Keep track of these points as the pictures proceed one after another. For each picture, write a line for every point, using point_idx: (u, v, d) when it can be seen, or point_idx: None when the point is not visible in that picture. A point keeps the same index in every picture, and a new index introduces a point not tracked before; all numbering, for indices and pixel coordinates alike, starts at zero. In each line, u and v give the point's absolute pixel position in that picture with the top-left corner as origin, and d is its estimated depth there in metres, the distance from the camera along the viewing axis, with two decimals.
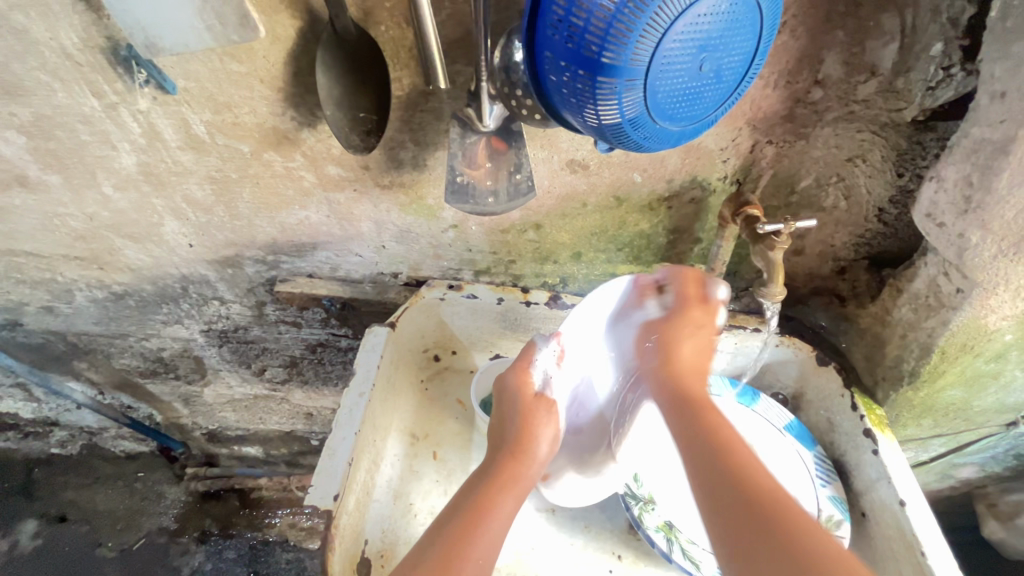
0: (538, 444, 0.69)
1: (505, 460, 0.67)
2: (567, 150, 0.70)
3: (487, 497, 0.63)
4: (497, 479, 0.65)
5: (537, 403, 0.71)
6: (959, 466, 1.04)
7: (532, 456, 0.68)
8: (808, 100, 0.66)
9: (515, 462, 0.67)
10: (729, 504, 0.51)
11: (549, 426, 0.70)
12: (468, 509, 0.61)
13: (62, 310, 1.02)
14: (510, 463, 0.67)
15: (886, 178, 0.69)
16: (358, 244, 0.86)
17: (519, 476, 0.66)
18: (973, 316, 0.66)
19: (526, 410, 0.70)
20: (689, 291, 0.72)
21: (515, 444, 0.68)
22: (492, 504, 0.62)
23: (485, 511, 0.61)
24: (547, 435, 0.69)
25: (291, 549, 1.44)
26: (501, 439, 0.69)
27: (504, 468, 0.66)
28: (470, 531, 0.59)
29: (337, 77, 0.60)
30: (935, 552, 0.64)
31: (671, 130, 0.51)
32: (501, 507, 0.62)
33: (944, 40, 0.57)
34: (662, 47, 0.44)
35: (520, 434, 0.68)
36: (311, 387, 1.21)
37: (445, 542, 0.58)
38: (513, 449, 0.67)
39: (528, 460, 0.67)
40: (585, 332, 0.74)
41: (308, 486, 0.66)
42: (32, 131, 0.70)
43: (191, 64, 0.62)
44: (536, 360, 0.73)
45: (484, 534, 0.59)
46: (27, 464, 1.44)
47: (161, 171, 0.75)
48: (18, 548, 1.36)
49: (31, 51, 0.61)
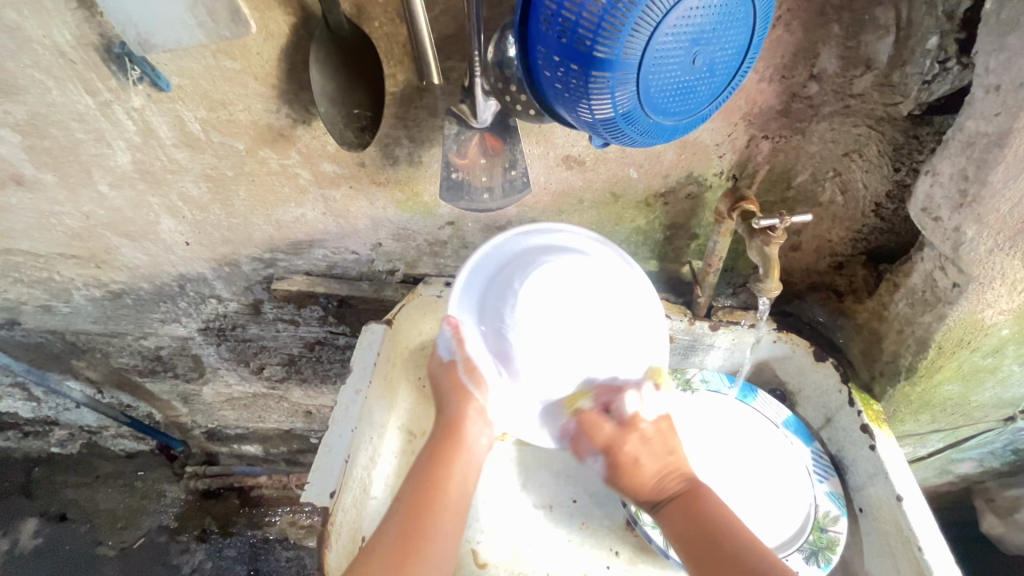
0: (468, 410, 0.71)
1: (443, 436, 0.69)
2: (563, 146, 0.70)
3: (435, 474, 0.66)
4: (442, 455, 0.67)
5: (461, 368, 0.72)
6: (956, 461, 1.04)
7: (468, 424, 0.70)
8: (803, 94, 0.66)
9: (453, 435, 0.69)
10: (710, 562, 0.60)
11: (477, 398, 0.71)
12: (415, 493, 0.64)
13: (60, 309, 1.02)
14: (447, 442, 0.68)
15: (883, 173, 0.69)
16: (354, 242, 0.86)
17: (459, 446, 0.69)
18: (970, 310, 0.66)
19: (452, 385, 0.72)
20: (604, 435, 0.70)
21: (449, 416, 0.70)
22: (436, 492, 0.64)
23: (437, 490, 0.64)
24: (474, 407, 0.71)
25: (291, 548, 1.45)
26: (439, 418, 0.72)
27: (445, 444, 0.68)
28: (421, 517, 0.61)
29: (330, 73, 0.60)
30: (933, 548, 0.64)
31: (664, 124, 0.51)
32: (449, 482, 0.66)
33: (940, 33, 0.57)
34: (654, 41, 0.43)
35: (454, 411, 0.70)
36: (310, 385, 1.21)
37: (397, 531, 0.60)
38: (448, 423, 0.70)
39: (463, 429, 0.70)
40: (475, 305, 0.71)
41: (305, 484, 0.67)
42: (27, 130, 0.70)
43: (184, 61, 0.62)
44: (442, 343, 0.73)
45: (439, 514, 0.62)
46: (27, 463, 1.44)
47: (156, 169, 0.75)
48: (18, 547, 1.36)
49: (24, 49, 0.61)
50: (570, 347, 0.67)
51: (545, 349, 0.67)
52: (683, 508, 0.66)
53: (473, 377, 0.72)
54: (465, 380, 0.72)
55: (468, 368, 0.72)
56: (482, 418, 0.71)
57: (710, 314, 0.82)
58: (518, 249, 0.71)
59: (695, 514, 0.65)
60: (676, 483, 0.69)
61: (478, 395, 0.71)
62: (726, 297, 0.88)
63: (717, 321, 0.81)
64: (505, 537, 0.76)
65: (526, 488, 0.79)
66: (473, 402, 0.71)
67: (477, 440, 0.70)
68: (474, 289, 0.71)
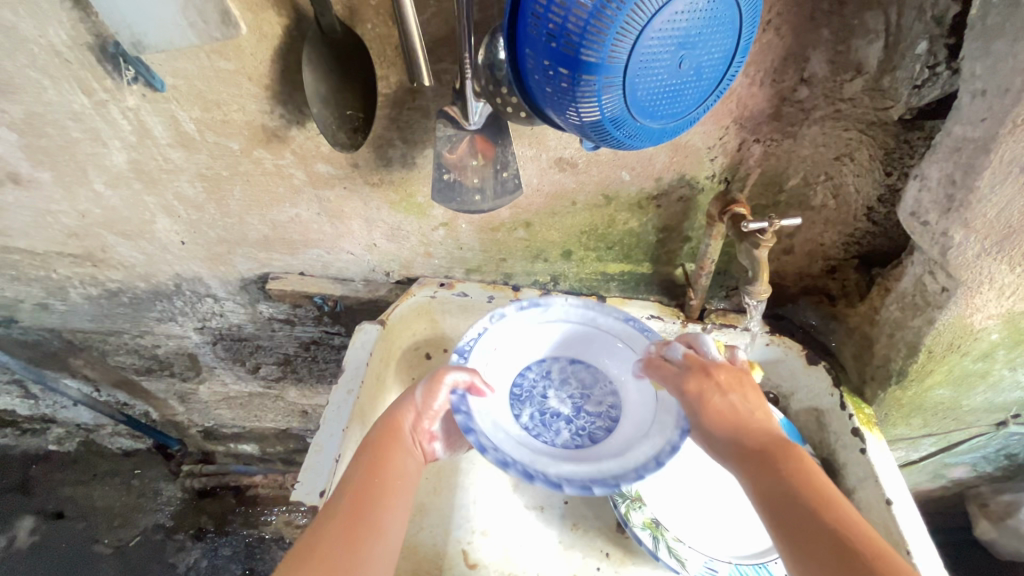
0: (411, 406, 0.65)
1: (382, 426, 0.65)
2: (555, 148, 0.70)
3: (372, 465, 0.60)
4: (382, 444, 0.63)
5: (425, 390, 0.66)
6: (951, 466, 1.04)
7: (405, 420, 0.65)
8: (794, 98, 0.67)
9: (392, 427, 0.64)
10: (826, 557, 0.48)
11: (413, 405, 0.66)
12: (359, 479, 0.59)
13: (57, 307, 1.02)
14: (387, 433, 0.64)
15: (875, 177, 0.69)
16: (349, 242, 0.86)
17: (396, 440, 0.63)
18: (959, 315, 0.66)
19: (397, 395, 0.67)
20: (663, 370, 0.69)
21: (387, 413, 0.66)
22: (381, 479, 0.60)
23: (381, 474, 0.60)
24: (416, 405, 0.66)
25: (286, 547, 1.43)
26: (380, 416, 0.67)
27: (383, 436, 0.64)
28: (368, 505, 0.57)
29: (323, 74, 0.60)
30: (921, 551, 0.64)
31: (652, 127, 0.51)
32: (387, 472, 0.60)
33: (929, 39, 0.57)
34: (640, 45, 0.44)
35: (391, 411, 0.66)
36: (306, 385, 1.21)
37: (343, 513, 0.56)
38: (388, 419, 0.65)
39: (399, 421, 0.65)
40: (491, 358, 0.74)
41: (295, 482, 0.67)
42: (23, 129, 0.71)
43: (179, 62, 0.62)
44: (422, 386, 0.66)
45: (382, 500, 0.58)
46: (24, 460, 1.44)
47: (152, 169, 0.76)
48: (15, 544, 1.36)
49: (20, 49, 0.62)
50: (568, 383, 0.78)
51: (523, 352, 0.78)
52: (775, 472, 0.56)
53: (429, 387, 0.66)
54: (424, 387, 0.66)
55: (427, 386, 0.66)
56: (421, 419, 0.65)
57: (703, 317, 0.83)
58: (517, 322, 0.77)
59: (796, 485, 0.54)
60: (757, 440, 0.60)
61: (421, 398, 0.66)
62: (719, 300, 0.89)
63: (710, 324, 0.82)
64: (495, 538, 0.76)
65: (518, 489, 0.79)
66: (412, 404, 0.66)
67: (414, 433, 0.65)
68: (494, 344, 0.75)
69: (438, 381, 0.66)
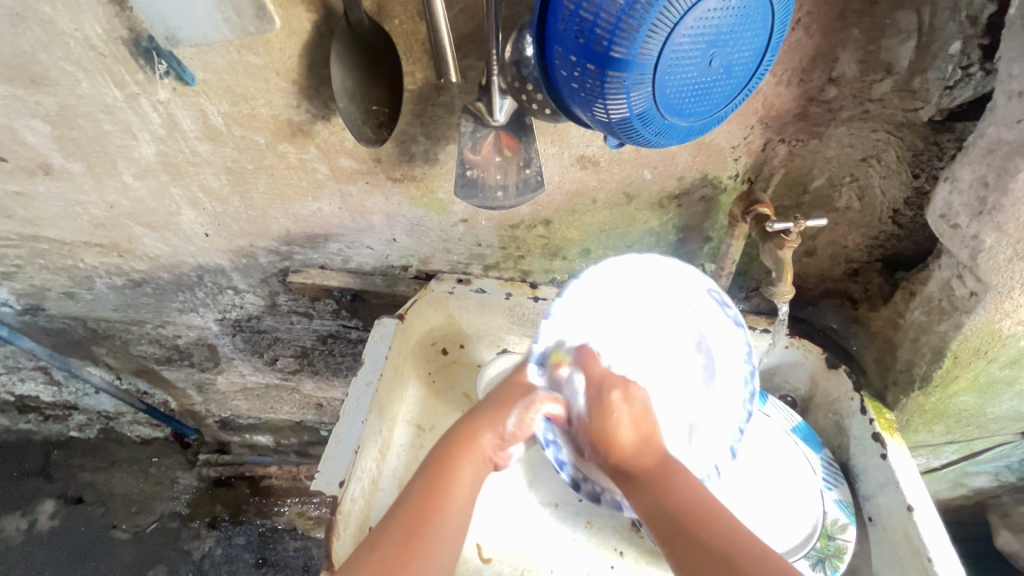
0: (495, 428, 0.68)
1: (457, 440, 0.67)
2: (578, 146, 0.70)
3: (439, 480, 0.63)
4: (454, 459, 0.65)
5: (518, 408, 0.68)
6: (972, 475, 1.02)
7: (483, 439, 0.67)
8: (821, 98, 0.66)
9: (468, 443, 0.66)
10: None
11: (494, 429, 0.68)
12: (422, 492, 0.62)
13: (83, 296, 1.04)
14: (461, 447, 0.66)
15: (902, 179, 0.68)
16: (369, 237, 0.87)
17: (469, 457, 0.65)
18: (987, 320, 0.65)
19: (478, 409, 0.70)
20: (595, 368, 0.71)
21: (466, 426, 0.68)
22: (442, 495, 0.62)
23: (444, 493, 0.62)
24: (496, 428, 0.68)
25: (298, 538, 1.47)
26: (452, 428, 0.69)
27: (456, 451, 0.66)
28: (427, 520, 0.60)
29: (351, 69, 0.61)
30: (943, 558, 0.63)
31: (680, 125, 0.51)
32: (454, 489, 0.63)
33: (962, 39, 0.56)
34: (670, 43, 0.44)
35: (468, 427, 0.68)
36: (322, 378, 1.23)
37: (402, 525, 0.59)
38: (465, 434, 0.67)
39: (478, 441, 0.67)
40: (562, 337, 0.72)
41: (316, 472, 0.69)
42: (57, 120, 0.72)
43: (210, 56, 0.64)
44: (513, 408, 0.68)
45: (440, 521, 0.60)
46: (46, 446, 1.48)
47: (179, 161, 0.77)
48: (36, 527, 1.39)
49: (56, 42, 0.63)
50: (645, 358, 0.75)
51: (592, 325, 0.73)
52: (660, 494, 0.63)
53: (521, 414, 0.68)
54: (515, 414, 0.68)
55: (523, 408, 0.68)
56: (502, 438, 0.68)
57: None
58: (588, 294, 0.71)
59: (678, 504, 0.62)
60: (648, 461, 0.66)
61: (509, 423, 0.68)
62: (738, 301, 0.89)
63: None
64: (510, 533, 0.76)
65: (533, 487, 0.79)
66: (493, 425, 0.68)
67: (486, 454, 0.67)
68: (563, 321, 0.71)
69: (530, 407, 0.69)
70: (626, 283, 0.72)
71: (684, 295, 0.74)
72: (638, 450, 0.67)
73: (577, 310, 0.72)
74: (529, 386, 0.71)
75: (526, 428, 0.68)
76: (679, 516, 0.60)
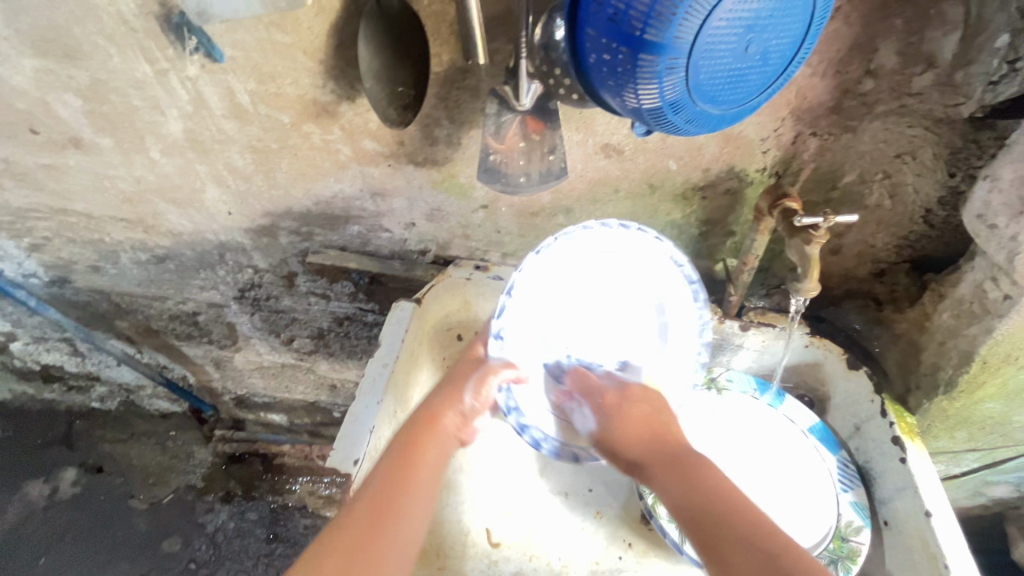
0: (453, 405, 0.67)
1: (420, 420, 0.66)
2: (603, 134, 0.69)
3: (403, 459, 0.62)
4: (414, 438, 0.64)
5: (473, 379, 0.69)
6: (992, 484, 1.00)
7: (444, 416, 0.67)
8: (857, 90, 0.64)
9: (431, 422, 0.66)
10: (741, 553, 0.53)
11: (454, 409, 0.67)
12: (387, 471, 0.61)
13: (108, 270, 1.07)
14: (424, 427, 0.66)
15: (937, 177, 0.67)
16: (389, 221, 0.87)
17: (433, 435, 0.65)
18: (1019, 325, 0.64)
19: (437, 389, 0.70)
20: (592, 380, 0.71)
21: (425, 405, 0.68)
22: (406, 476, 0.61)
23: (410, 470, 0.62)
24: (455, 407, 0.67)
25: (308, 516, 1.49)
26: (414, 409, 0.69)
27: (420, 429, 0.65)
28: (395, 498, 0.59)
29: (377, 50, 0.61)
30: (960, 564, 0.62)
31: (712, 113, 0.50)
32: (420, 467, 0.62)
33: (1011, 32, 0.54)
34: (707, 27, 0.43)
35: (429, 408, 0.67)
36: (337, 359, 1.24)
37: (366, 505, 0.58)
38: (427, 413, 0.67)
39: (440, 420, 0.66)
40: (519, 311, 0.71)
41: (331, 449, 0.69)
42: (88, 95, 0.73)
43: (239, 34, 0.64)
44: (469, 382, 0.69)
45: (405, 499, 0.60)
46: (69, 416, 1.51)
47: (205, 139, 0.78)
48: (58, 494, 1.44)
49: (90, 16, 0.64)
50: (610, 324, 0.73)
51: (553, 293, 0.71)
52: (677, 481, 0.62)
53: (477, 387, 0.68)
54: (471, 389, 0.68)
55: (478, 380, 0.68)
56: (463, 415, 0.68)
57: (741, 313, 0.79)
58: (546, 265, 0.70)
59: (699, 488, 0.60)
60: (664, 458, 0.64)
61: (469, 399, 0.68)
62: (758, 297, 0.87)
63: (748, 321, 0.78)
64: (519, 519, 0.77)
65: (544, 475, 0.79)
66: (453, 402, 0.67)
67: (449, 432, 0.66)
68: (520, 297, 0.70)
69: (483, 379, 0.69)
70: (585, 253, 0.70)
71: (653, 262, 0.72)
72: (652, 444, 0.65)
73: (537, 283, 0.70)
74: (481, 359, 0.70)
75: (484, 401, 0.69)
76: (699, 506, 0.59)
